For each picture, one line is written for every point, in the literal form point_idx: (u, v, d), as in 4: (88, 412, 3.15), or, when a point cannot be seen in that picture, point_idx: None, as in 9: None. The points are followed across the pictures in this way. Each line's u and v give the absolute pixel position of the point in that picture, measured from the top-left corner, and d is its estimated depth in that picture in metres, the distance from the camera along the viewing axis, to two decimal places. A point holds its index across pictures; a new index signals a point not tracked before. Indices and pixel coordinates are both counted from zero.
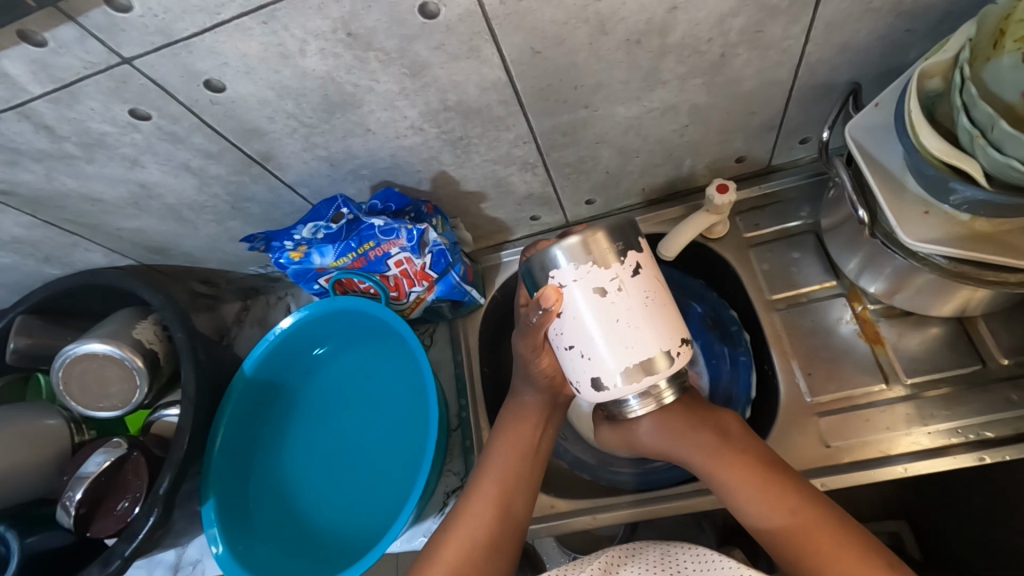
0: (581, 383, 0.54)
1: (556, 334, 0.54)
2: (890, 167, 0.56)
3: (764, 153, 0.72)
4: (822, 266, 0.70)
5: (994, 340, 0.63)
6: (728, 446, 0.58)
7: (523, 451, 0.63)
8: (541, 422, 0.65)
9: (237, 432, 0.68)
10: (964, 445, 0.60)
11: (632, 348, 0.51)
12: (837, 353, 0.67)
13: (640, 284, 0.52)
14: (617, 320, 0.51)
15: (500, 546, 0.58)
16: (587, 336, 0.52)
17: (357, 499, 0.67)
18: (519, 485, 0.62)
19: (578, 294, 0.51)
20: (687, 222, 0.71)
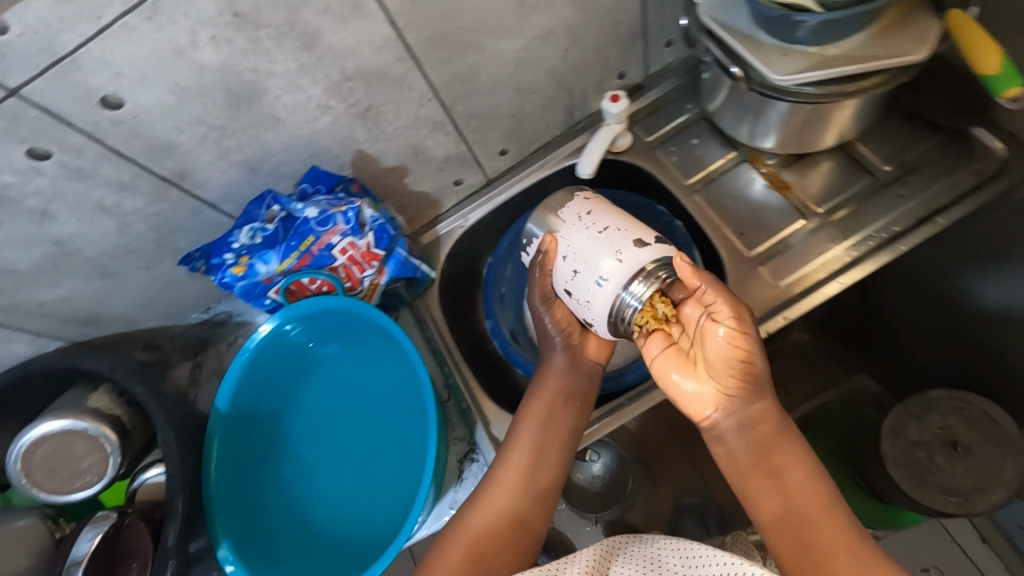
0: (587, 290, 0.60)
1: (559, 278, 0.63)
2: (744, 29, 0.64)
3: (640, 63, 0.79)
4: (720, 143, 0.78)
5: (873, 152, 0.72)
6: (767, 407, 0.55)
7: (552, 420, 0.63)
8: (575, 379, 0.66)
9: (237, 453, 0.67)
10: (882, 244, 0.68)
11: (615, 241, 0.60)
12: (756, 209, 0.74)
13: (609, 209, 0.64)
14: (598, 228, 0.61)
15: (524, 533, 0.58)
16: (577, 252, 0.61)
17: (364, 513, 0.65)
18: (541, 457, 0.61)
19: (565, 232, 0.63)
20: (595, 139, 0.77)
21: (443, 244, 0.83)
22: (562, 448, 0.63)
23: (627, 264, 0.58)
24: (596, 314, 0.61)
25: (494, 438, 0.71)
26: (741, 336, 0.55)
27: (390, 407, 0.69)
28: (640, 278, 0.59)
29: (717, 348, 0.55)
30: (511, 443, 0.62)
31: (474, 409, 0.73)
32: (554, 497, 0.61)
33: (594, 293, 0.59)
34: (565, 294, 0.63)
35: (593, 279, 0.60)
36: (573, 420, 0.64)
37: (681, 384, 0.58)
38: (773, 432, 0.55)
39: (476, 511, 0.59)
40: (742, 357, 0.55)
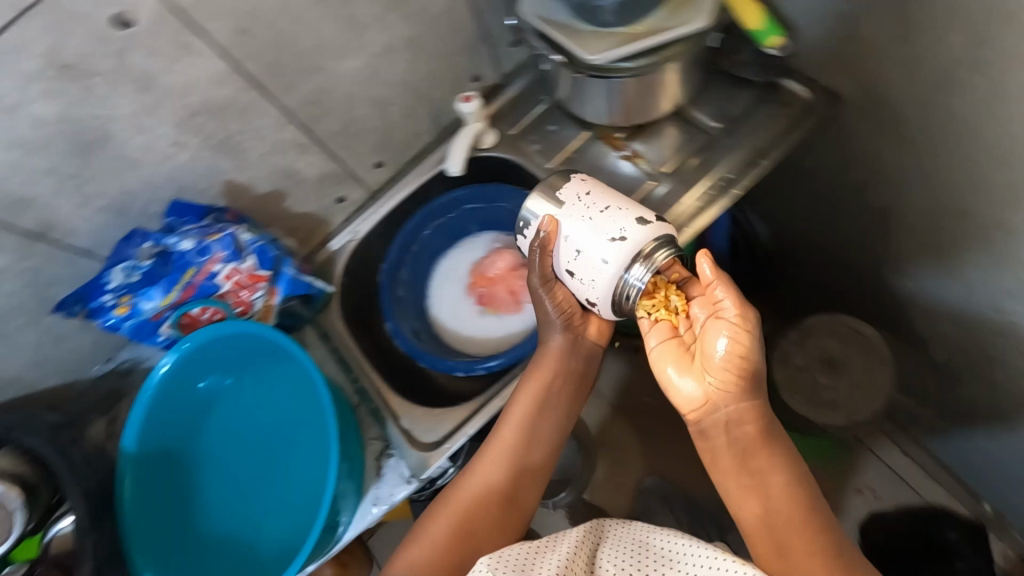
0: (591, 270, 0.63)
1: (560, 259, 0.66)
2: (563, 20, 0.70)
3: (490, 64, 0.86)
4: (575, 126, 0.85)
5: (703, 113, 0.80)
6: (755, 409, 0.59)
7: (548, 397, 0.69)
8: (573, 359, 0.71)
9: (153, 484, 0.70)
10: (719, 192, 0.76)
11: (616, 221, 0.63)
12: (614, 179, 0.81)
13: (606, 190, 0.66)
14: (598, 209, 0.64)
15: (508, 505, 0.66)
16: (580, 234, 0.64)
17: (283, 521, 0.71)
18: (532, 434, 0.68)
19: (564, 216, 0.65)
20: (458, 138, 0.82)
21: (337, 259, 0.87)
22: (551, 423, 0.70)
23: (631, 244, 0.61)
24: (602, 293, 0.64)
25: (405, 430, 0.75)
26: (744, 340, 0.58)
27: (302, 424, 0.73)
28: (643, 258, 0.62)
29: (716, 348, 0.59)
30: (507, 418, 0.69)
31: (382, 406, 0.77)
32: (541, 470, 0.69)
33: (602, 272, 0.62)
34: (567, 274, 0.65)
35: (597, 259, 0.62)
36: (565, 397, 0.71)
37: (676, 377, 0.63)
38: (755, 432, 0.59)
39: (467, 486, 0.67)
40: (742, 363, 0.58)
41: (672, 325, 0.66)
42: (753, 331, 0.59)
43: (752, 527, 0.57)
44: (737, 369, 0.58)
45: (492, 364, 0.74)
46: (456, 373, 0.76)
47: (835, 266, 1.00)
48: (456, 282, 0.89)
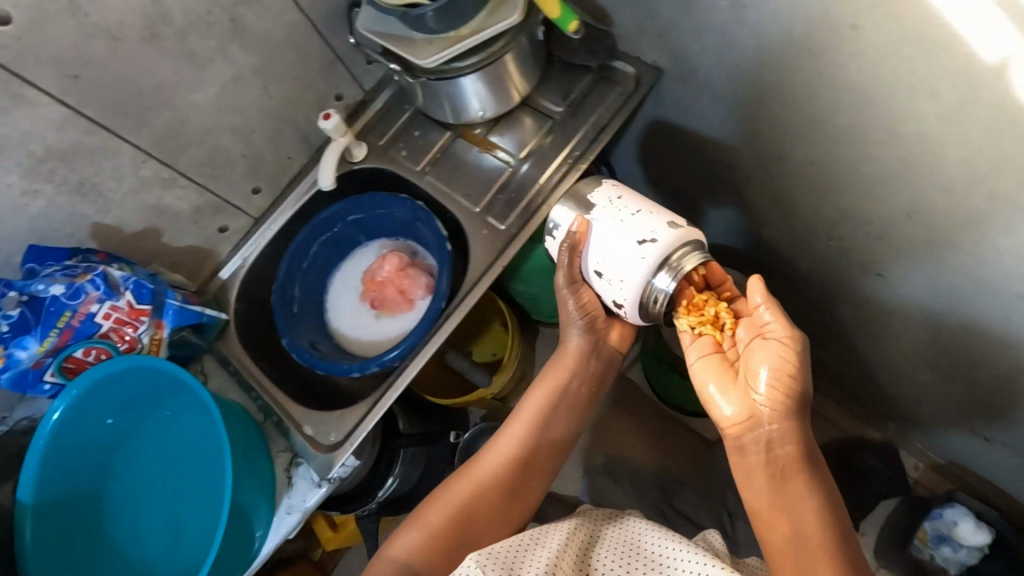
0: (620, 273, 0.72)
1: (592, 258, 0.74)
2: (399, 33, 0.76)
3: (352, 82, 0.91)
4: (438, 128, 0.91)
5: (546, 100, 0.88)
6: (797, 435, 0.62)
7: (564, 394, 0.81)
8: (589, 361, 0.83)
9: (59, 534, 0.70)
10: (569, 168, 0.84)
11: (650, 227, 0.71)
12: (477, 172, 0.87)
13: (636, 198, 0.76)
14: (630, 215, 0.73)
15: (514, 492, 0.74)
16: (613, 233, 0.73)
17: (197, 549, 0.72)
18: (546, 433, 0.79)
19: (599, 220, 0.74)
20: (326, 154, 0.86)
21: (230, 286, 0.89)
22: (563, 423, 0.80)
23: (661, 244, 0.70)
24: (629, 294, 0.72)
25: (309, 436, 0.78)
26: (794, 360, 0.62)
27: (203, 443, 0.75)
28: (672, 260, 0.70)
29: (762, 367, 0.63)
30: (520, 410, 0.80)
31: (285, 418, 0.80)
32: (548, 467, 0.78)
33: (628, 273, 0.71)
34: (596, 274, 0.74)
35: (630, 258, 0.71)
36: (574, 399, 0.82)
37: (719, 388, 0.67)
38: (795, 459, 0.61)
39: (480, 470, 0.75)
40: (791, 385, 0.62)
41: (717, 341, 0.71)
42: (799, 355, 0.63)
43: (780, 555, 0.57)
44: (782, 385, 0.61)
45: (395, 355, 0.77)
46: (353, 374, 0.79)
47: (708, 224, 1.09)
48: (352, 289, 0.94)
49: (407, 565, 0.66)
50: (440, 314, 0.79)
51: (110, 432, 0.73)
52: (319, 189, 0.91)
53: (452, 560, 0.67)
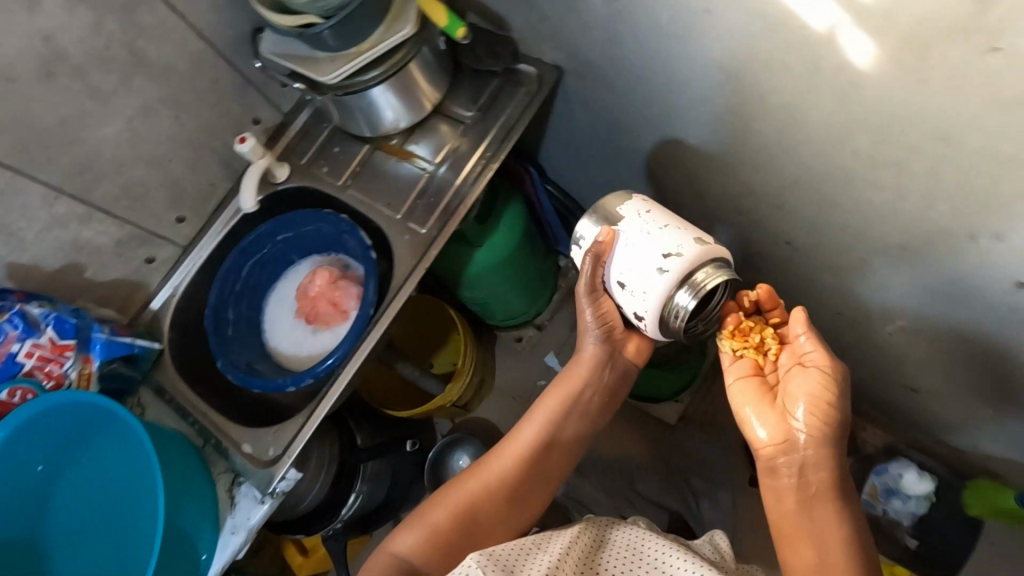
0: (641, 285, 0.70)
1: (616, 268, 0.73)
2: (303, 54, 0.78)
3: (269, 104, 0.93)
4: (357, 142, 0.93)
5: (458, 105, 0.91)
6: (830, 462, 0.64)
7: (576, 402, 0.81)
8: (603, 370, 0.82)
9: None
10: (483, 167, 0.87)
11: (674, 241, 0.69)
12: (396, 180, 0.89)
13: (665, 212, 0.73)
14: (657, 228, 0.70)
15: (515, 496, 0.75)
16: (637, 245, 0.70)
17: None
18: (552, 441, 0.79)
19: (627, 229, 0.71)
20: (245, 177, 0.88)
21: (163, 315, 0.90)
22: (570, 428, 0.81)
23: (684, 259, 0.67)
24: (651, 306, 0.70)
25: (247, 453, 0.79)
26: (834, 392, 0.65)
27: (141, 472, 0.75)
28: (696, 275, 0.67)
29: (800, 396, 0.66)
30: (532, 418, 0.81)
31: (223, 438, 0.81)
32: (553, 472, 0.79)
33: (651, 286, 0.69)
34: (618, 284, 0.72)
35: (650, 271, 0.69)
36: (585, 407, 0.82)
37: (755, 410, 0.69)
38: (824, 485, 0.64)
39: (484, 475, 0.76)
40: (829, 415, 0.64)
41: (756, 363, 0.73)
42: (839, 387, 0.65)
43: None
44: (819, 412, 0.64)
45: (330, 363, 0.78)
46: (289, 388, 0.80)
47: None
48: (286, 309, 0.95)
49: (407, 563, 0.68)
50: (370, 320, 0.81)
51: (44, 472, 0.72)
52: (244, 213, 0.92)
53: (452, 561, 0.69)
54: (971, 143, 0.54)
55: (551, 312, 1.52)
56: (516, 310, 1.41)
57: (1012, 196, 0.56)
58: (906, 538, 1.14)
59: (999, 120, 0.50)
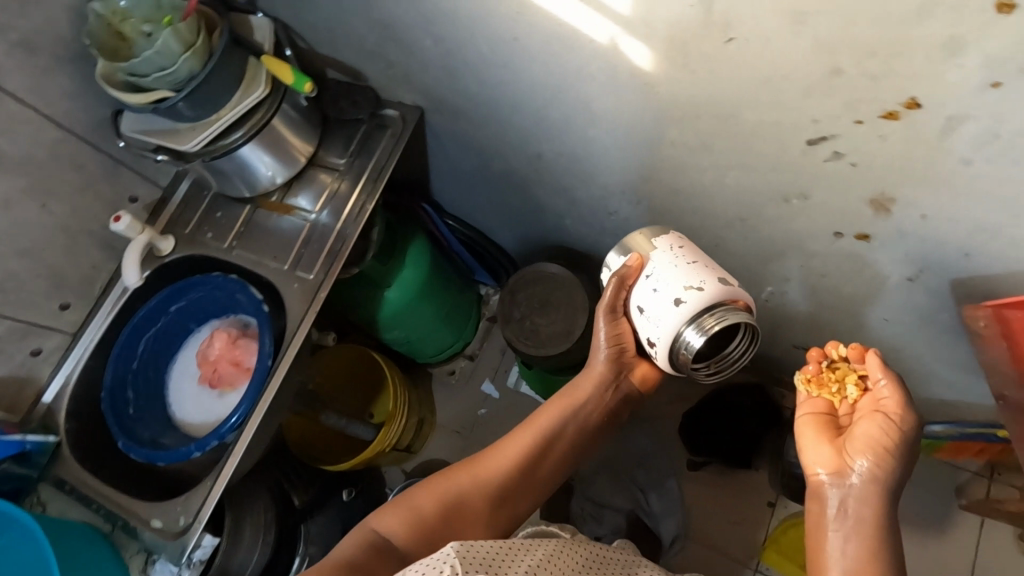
0: (659, 314, 0.71)
1: (637, 295, 0.74)
2: (165, 127, 0.81)
3: (143, 180, 0.94)
4: (238, 203, 0.95)
5: (330, 154, 0.95)
6: (885, 502, 0.59)
7: (578, 413, 0.81)
8: (606, 390, 0.83)
9: None
10: (362, 208, 0.91)
11: (700, 276, 0.70)
12: (280, 234, 0.92)
13: (698, 251, 0.74)
14: (683, 262, 0.72)
15: (507, 488, 0.74)
16: (660, 275, 0.72)
17: None
18: (550, 444, 0.79)
19: (656, 259, 0.73)
20: (126, 254, 0.88)
21: (56, 407, 0.87)
22: (569, 437, 0.81)
23: (706, 294, 0.69)
24: (663, 334, 0.71)
25: (157, 528, 0.79)
26: (902, 430, 0.61)
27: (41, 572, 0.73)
28: (715, 310, 0.69)
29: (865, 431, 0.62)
30: (538, 418, 0.80)
31: (131, 518, 0.81)
32: (546, 475, 0.78)
33: (669, 314, 0.70)
34: (638, 310, 0.74)
35: (671, 300, 0.70)
36: (587, 419, 0.82)
37: (812, 441, 0.66)
38: (868, 524, 0.59)
39: (479, 464, 0.75)
40: (891, 452, 0.60)
41: (829, 402, 0.68)
42: (906, 432, 0.61)
43: None
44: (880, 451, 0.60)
45: (234, 421, 0.79)
46: (194, 455, 0.80)
47: (529, 228, 1.19)
48: (189, 377, 0.95)
49: (389, 543, 0.67)
50: (268, 372, 0.83)
51: None
52: (131, 290, 0.92)
53: (432, 544, 0.68)
54: (748, 118, 0.62)
55: (479, 340, 1.52)
56: (444, 343, 1.41)
57: (799, 155, 0.64)
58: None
59: (759, 94, 0.58)
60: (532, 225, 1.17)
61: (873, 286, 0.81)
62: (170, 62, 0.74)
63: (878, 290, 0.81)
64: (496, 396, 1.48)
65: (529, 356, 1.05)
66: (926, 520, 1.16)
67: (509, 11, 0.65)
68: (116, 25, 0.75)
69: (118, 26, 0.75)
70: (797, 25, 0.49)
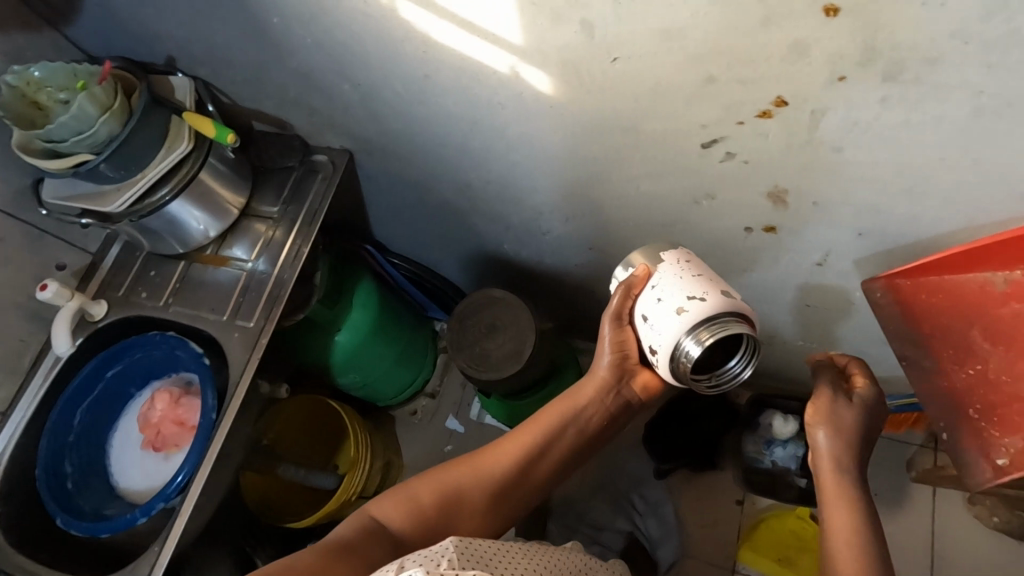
0: (663, 324, 0.68)
1: (642, 304, 0.71)
2: (88, 191, 0.81)
3: (70, 248, 0.93)
4: (171, 260, 0.94)
5: (263, 204, 0.97)
6: (843, 466, 0.71)
7: (578, 419, 0.78)
8: (608, 396, 0.79)
9: None
10: (298, 253, 0.93)
11: (703, 288, 0.67)
12: (217, 286, 0.92)
13: (704, 265, 0.71)
14: (687, 274, 0.69)
15: (502, 483, 0.73)
16: (665, 286, 0.69)
17: None
18: (548, 447, 0.77)
19: (662, 271, 0.70)
20: (57, 322, 0.86)
21: None
22: (567, 441, 0.78)
23: (709, 305, 0.65)
24: (663, 342, 0.68)
25: None
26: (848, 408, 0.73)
27: None
28: (719, 321, 0.65)
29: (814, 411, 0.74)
30: (540, 419, 0.77)
31: None
32: (541, 476, 0.77)
33: (671, 322, 0.66)
34: (642, 318, 0.70)
35: (673, 308, 0.67)
36: (587, 425, 0.79)
37: None
38: (830, 484, 0.70)
39: (479, 458, 0.74)
40: (840, 426, 0.72)
41: None
42: (830, 403, 0.74)
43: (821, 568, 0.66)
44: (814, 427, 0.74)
45: (179, 480, 0.79)
46: (140, 521, 0.78)
47: (472, 257, 1.21)
48: (132, 442, 0.92)
49: (387, 530, 0.67)
50: (213, 426, 0.82)
51: None
52: (65, 359, 0.89)
53: (424, 535, 0.68)
54: (647, 129, 0.67)
55: (439, 378, 1.50)
56: (404, 382, 1.39)
57: (698, 158, 0.69)
58: (796, 480, 1.16)
59: (649, 105, 0.64)
60: (473, 254, 1.20)
61: (793, 276, 0.86)
62: (88, 126, 0.75)
63: (796, 279, 0.86)
64: (462, 431, 1.45)
65: (482, 381, 1.07)
66: (886, 497, 1.16)
67: (415, 51, 0.69)
68: (31, 96, 0.76)
69: (33, 97, 0.76)
70: (669, 41, 0.55)
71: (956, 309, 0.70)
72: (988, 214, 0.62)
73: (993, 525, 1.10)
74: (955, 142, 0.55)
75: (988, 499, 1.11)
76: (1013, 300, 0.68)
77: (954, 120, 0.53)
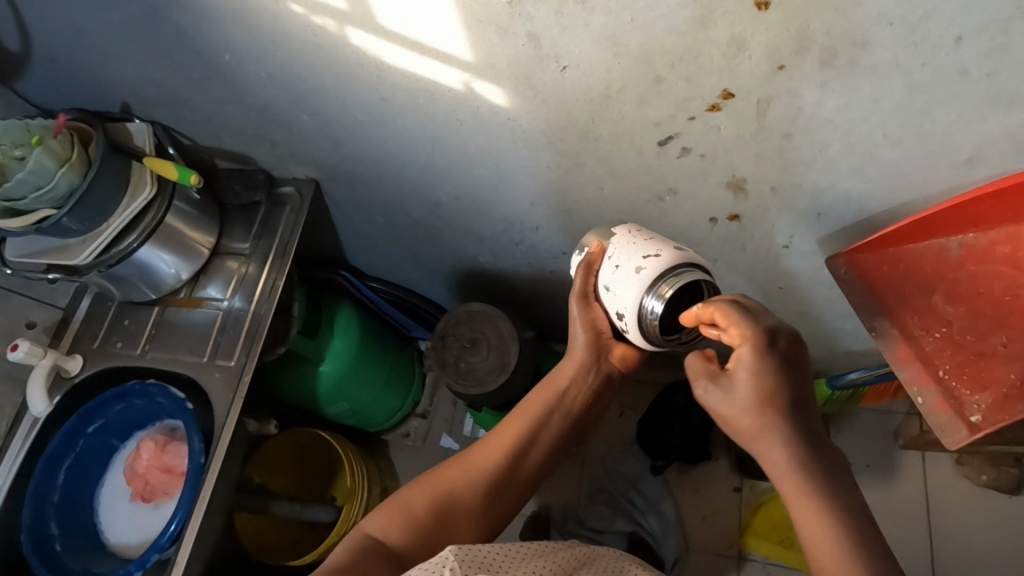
0: (623, 288, 0.66)
1: (603, 277, 0.71)
2: (53, 246, 0.80)
3: (41, 304, 0.92)
4: (145, 306, 0.93)
5: (233, 241, 0.96)
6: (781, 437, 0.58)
7: (560, 404, 0.79)
8: (588, 374, 0.79)
9: None
10: (272, 287, 0.92)
11: (657, 245, 0.66)
12: (194, 327, 0.91)
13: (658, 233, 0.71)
14: (640, 238, 0.68)
15: (495, 483, 0.74)
16: (620, 252, 0.68)
17: None
18: (535, 437, 0.78)
19: (616, 242, 0.70)
20: (33, 382, 0.84)
21: None
22: (552, 426, 0.79)
23: (662, 258, 0.64)
24: (627, 306, 0.66)
25: None
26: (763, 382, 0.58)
27: None
28: (674, 272, 0.63)
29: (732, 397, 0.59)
30: (525, 410, 0.78)
31: None
32: (532, 467, 0.78)
33: (630, 283, 0.65)
34: (606, 289, 0.70)
35: (631, 269, 0.66)
36: (570, 408, 0.80)
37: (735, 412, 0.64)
38: (778, 467, 0.58)
39: (469, 459, 0.75)
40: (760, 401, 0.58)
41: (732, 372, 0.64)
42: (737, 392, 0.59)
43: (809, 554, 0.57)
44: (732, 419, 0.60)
45: (173, 529, 0.77)
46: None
47: (449, 274, 1.21)
48: (122, 495, 0.91)
49: (385, 546, 0.67)
50: (202, 469, 0.81)
51: None
52: (43, 419, 0.87)
53: (424, 546, 0.68)
54: (603, 132, 0.69)
55: (428, 397, 1.49)
56: (394, 405, 1.38)
57: (655, 156, 0.71)
58: None
59: (602, 109, 0.65)
60: (449, 270, 1.20)
61: (760, 260, 0.88)
62: (46, 180, 0.74)
63: (765, 263, 0.88)
64: (457, 448, 1.45)
65: (471, 395, 1.07)
66: (877, 467, 1.18)
67: (373, 79, 0.71)
68: None
69: None
70: (615, 46, 0.57)
71: (916, 277, 0.73)
72: (937, 183, 0.64)
73: (982, 483, 1.13)
74: (895, 118, 0.58)
75: (974, 458, 1.14)
76: (969, 263, 0.70)
77: (891, 97, 0.55)
